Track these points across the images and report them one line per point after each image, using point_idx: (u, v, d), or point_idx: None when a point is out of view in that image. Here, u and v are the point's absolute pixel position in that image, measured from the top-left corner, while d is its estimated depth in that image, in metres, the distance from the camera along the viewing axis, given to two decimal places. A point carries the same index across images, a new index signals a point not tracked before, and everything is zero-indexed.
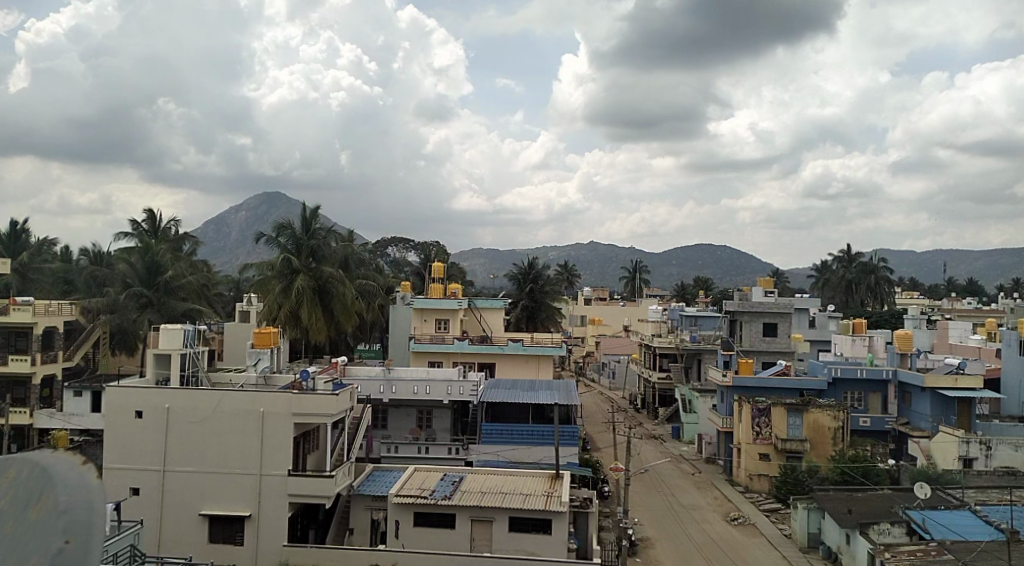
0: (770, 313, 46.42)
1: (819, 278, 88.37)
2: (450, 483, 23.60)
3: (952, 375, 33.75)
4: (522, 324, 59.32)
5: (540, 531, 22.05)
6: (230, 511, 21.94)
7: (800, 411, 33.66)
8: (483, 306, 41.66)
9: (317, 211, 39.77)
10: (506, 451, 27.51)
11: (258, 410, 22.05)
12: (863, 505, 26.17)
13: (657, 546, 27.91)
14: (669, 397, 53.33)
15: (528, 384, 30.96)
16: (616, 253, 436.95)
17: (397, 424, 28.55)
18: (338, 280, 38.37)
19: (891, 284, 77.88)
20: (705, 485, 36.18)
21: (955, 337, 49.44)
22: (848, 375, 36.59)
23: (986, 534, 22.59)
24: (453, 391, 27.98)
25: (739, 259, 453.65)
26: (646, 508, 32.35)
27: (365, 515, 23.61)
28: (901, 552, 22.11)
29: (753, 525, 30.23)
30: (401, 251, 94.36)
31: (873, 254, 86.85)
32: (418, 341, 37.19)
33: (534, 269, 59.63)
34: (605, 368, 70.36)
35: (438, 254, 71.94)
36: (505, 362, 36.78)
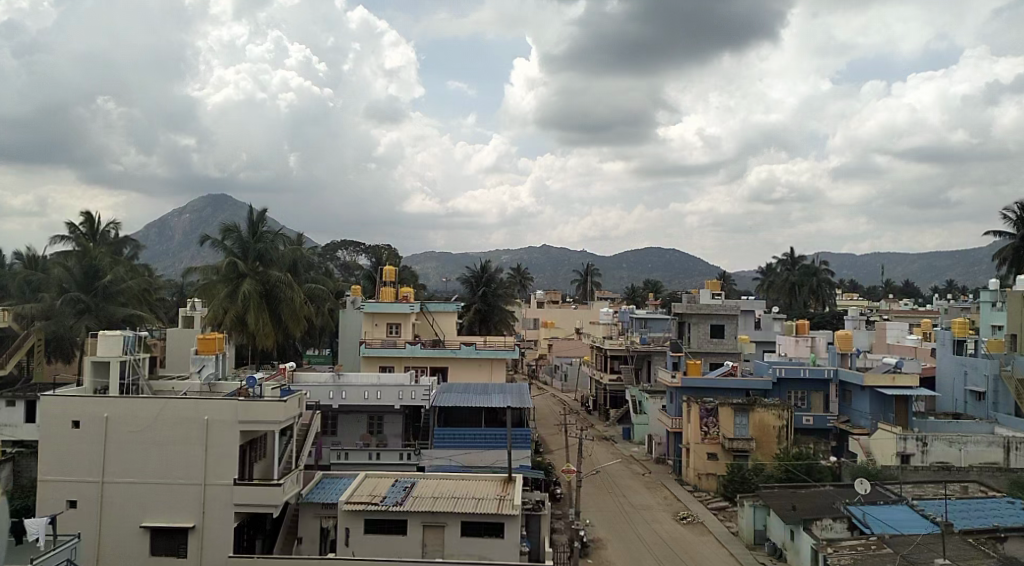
0: (717, 315, 47.29)
1: (764, 280, 90.45)
2: (402, 489, 23.40)
3: (890, 374, 34.96)
4: (475, 327, 59.18)
5: (492, 535, 22.01)
6: (173, 522, 21.36)
7: (746, 411, 34.30)
8: (436, 309, 41.51)
9: (264, 214, 39.07)
10: (458, 455, 27.39)
11: (203, 418, 21.52)
12: (807, 501, 26.82)
13: (608, 546, 28.15)
14: (620, 399, 53.87)
15: (481, 388, 30.92)
16: (567, 256, 440.02)
17: (348, 430, 28.16)
18: (287, 284, 37.74)
19: (832, 286, 80.12)
20: (655, 485, 36.60)
21: (893, 337, 51.12)
22: (792, 375, 37.51)
23: (922, 527, 23.41)
24: (405, 396, 27.58)
25: (688, 262, 461.19)
26: (598, 510, 32.56)
27: (314, 523, 23.25)
28: (843, 546, 22.75)
29: (702, 524, 30.71)
30: (351, 254, 93.56)
31: (815, 257, 88.95)
32: (369, 346, 36.81)
33: (486, 272, 59.58)
34: (558, 371, 70.68)
35: (390, 257, 71.48)
36: (457, 366, 36.67)
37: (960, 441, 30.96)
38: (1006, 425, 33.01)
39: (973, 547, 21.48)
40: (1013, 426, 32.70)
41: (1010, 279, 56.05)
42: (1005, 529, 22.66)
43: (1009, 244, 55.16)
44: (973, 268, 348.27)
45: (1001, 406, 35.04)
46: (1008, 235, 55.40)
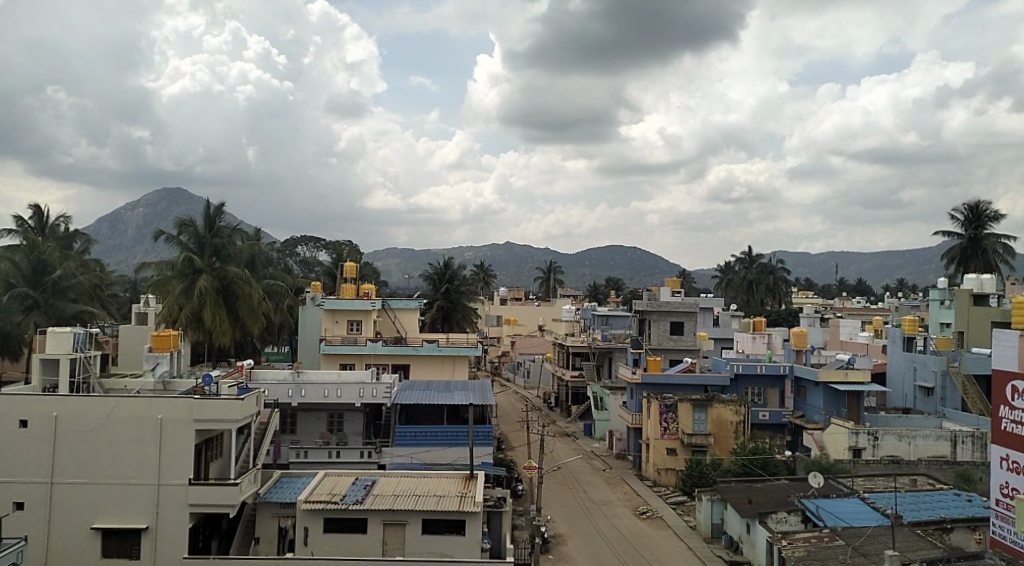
0: (677, 312, 47.89)
1: (723, 277, 91.78)
2: (362, 488, 23.24)
3: (843, 370, 35.81)
4: (438, 324, 58.99)
5: (453, 533, 21.95)
6: (126, 523, 20.89)
7: (705, 407, 34.78)
8: (398, 306, 41.28)
9: (221, 208, 38.32)
10: (419, 453, 27.26)
11: (157, 417, 21.07)
12: (762, 495, 27.29)
13: (569, 542, 28.29)
14: (582, 395, 54.20)
15: (443, 385, 30.85)
16: (529, 253, 440.96)
17: (308, 428, 27.87)
18: (244, 280, 37.13)
19: (789, 284, 81.64)
20: (616, 480, 36.96)
21: (846, 334, 52.26)
22: (749, 371, 38.15)
23: (873, 519, 23.98)
24: (365, 394, 27.45)
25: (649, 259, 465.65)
26: (559, 506, 32.74)
27: (272, 523, 22.97)
28: (797, 538, 23.24)
29: (660, 518, 31.09)
30: (311, 250, 92.75)
31: (771, 255, 90.50)
32: (329, 343, 36.52)
33: (449, 269, 59.46)
34: (520, 368, 70.81)
35: (351, 253, 70.86)
36: (419, 363, 36.50)
37: (909, 435, 31.86)
38: (954, 419, 33.95)
39: (922, 538, 22.09)
40: (960, 420, 33.65)
41: (958, 278, 57.70)
42: (951, 521, 23.35)
43: (957, 243, 56.81)
44: (924, 267, 358.14)
45: (949, 401, 36.05)
46: (956, 235, 57.03)
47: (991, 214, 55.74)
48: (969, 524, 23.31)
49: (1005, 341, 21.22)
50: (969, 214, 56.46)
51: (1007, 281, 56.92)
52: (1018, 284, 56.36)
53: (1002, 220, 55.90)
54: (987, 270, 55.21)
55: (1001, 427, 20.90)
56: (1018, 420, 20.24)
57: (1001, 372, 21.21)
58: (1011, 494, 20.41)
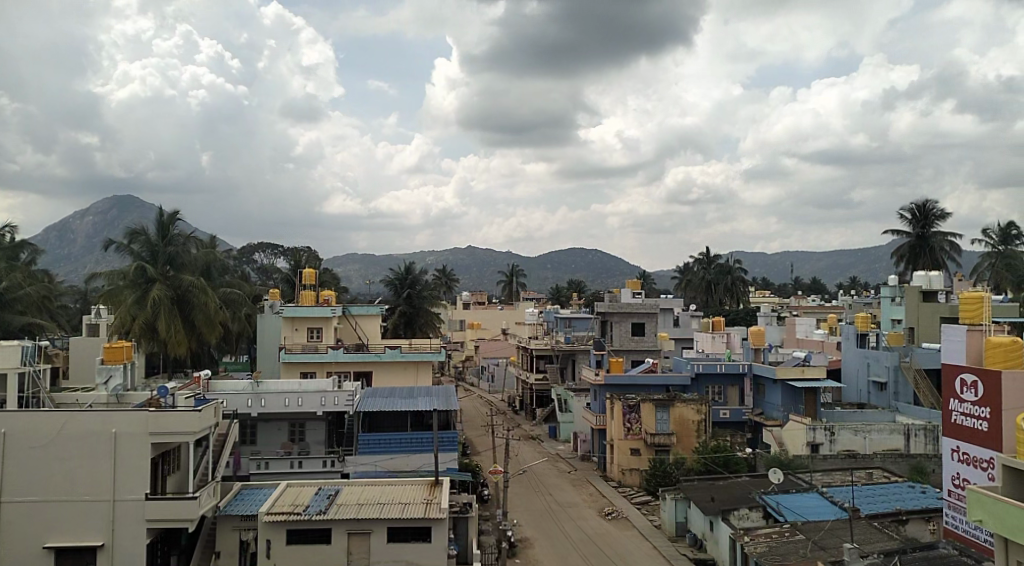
0: (638, 313, 48.37)
1: (683, 278, 92.93)
2: (325, 498, 22.93)
3: (800, 366, 36.56)
4: (400, 330, 58.59)
5: (419, 540, 21.77)
6: (81, 541, 20.29)
7: (667, 406, 35.14)
8: (359, 313, 40.94)
9: (175, 216, 37.59)
10: (383, 461, 26.97)
11: (110, 431, 20.53)
12: (725, 493, 27.62)
13: (535, 545, 28.32)
14: (546, 398, 54.33)
15: (407, 391, 30.51)
16: (490, 257, 440.86)
17: (268, 438, 27.38)
18: (200, 289, 36.39)
19: (746, 283, 82.86)
20: (581, 482, 37.16)
21: (802, 332, 53.26)
22: (710, 370, 38.70)
23: (831, 513, 24.48)
24: (328, 402, 27.14)
25: (609, 261, 469.15)
26: (525, 509, 32.77)
27: (233, 536, 22.55)
28: (759, 534, 23.62)
29: (625, 519, 31.33)
30: (269, 257, 91.88)
31: (728, 255, 91.94)
32: (289, 352, 36.05)
33: (411, 274, 59.20)
34: (484, 372, 70.72)
35: (310, 259, 70.13)
36: (381, 370, 36.24)
37: (865, 430, 32.47)
38: (908, 413, 34.74)
39: (879, 531, 22.60)
40: (913, 414, 34.46)
41: (907, 275, 59.35)
42: (907, 512, 23.95)
43: (906, 242, 58.45)
44: (875, 265, 367.38)
45: (902, 394, 36.92)
46: (905, 233, 58.68)
47: (937, 213, 57.46)
48: (924, 515, 23.96)
49: (953, 336, 21.85)
50: (916, 213, 58.13)
51: (954, 277, 58.71)
52: (964, 280, 58.21)
53: (948, 218, 57.69)
54: (935, 267, 56.90)
55: (952, 420, 21.47)
56: (967, 412, 20.83)
57: (950, 365, 21.83)
58: (962, 484, 21.00)
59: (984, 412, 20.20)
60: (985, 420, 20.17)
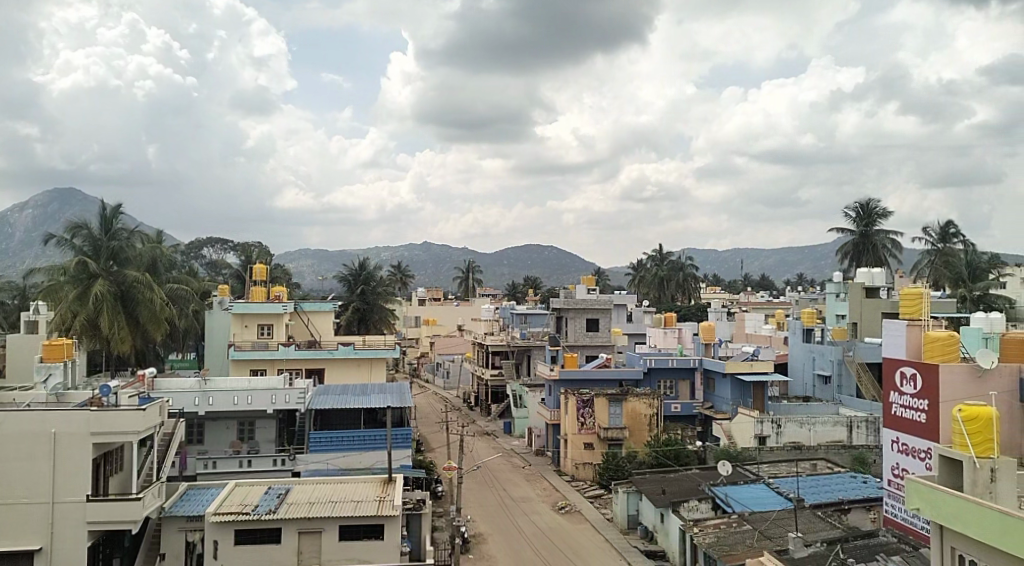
0: (593, 309, 48.72)
1: (636, 274, 93.93)
2: (274, 496, 22.61)
3: (748, 361, 37.37)
4: (353, 326, 57.96)
5: (371, 538, 21.58)
6: (17, 545, 19.62)
7: (620, 401, 35.47)
8: (311, 309, 40.41)
9: (119, 210, 36.65)
10: (335, 459, 26.65)
11: (49, 431, 19.87)
12: (675, 485, 28.06)
13: (489, 541, 28.34)
14: (501, 394, 54.49)
15: (361, 388, 30.21)
16: (446, 253, 439.15)
17: (215, 438, 26.82)
18: (144, 284, 35.42)
19: (698, 280, 84.17)
20: (535, 476, 37.36)
21: (751, 327, 54.38)
22: (661, 365, 39.30)
23: (777, 503, 25.07)
24: (278, 400, 26.64)
25: (564, 258, 471.45)
26: (479, 505, 32.76)
27: (178, 537, 22.08)
28: (708, 525, 24.04)
29: (579, 512, 31.58)
30: (219, 251, 90.12)
31: (681, 252, 93.22)
32: (238, 349, 35.40)
33: (365, 270, 58.65)
34: (439, 369, 70.52)
35: (262, 255, 68.96)
36: (334, 367, 35.83)
37: (809, 422, 33.37)
38: (850, 405, 35.74)
39: (822, 520, 23.22)
40: (855, 406, 35.47)
41: (851, 272, 61.02)
42: (849, 502, 24.66)
43: (850, 240, 60.07)
44: (822, 262, 376.55)
45: (844, 388, 38.01)
46: (849, 231, 60.30)
47: (879, 212, 59.20)
48: (865, 505, 24.70)
49: (895, 331, 22.56)
50: (860, 212, 59.86)
51: (895, 275, 60.51)
52: (904, 277, 60.02)
53: (890, 217, 59.42)
54: (877, 264, 58.63)
55: (892, 412, 22.14)
56: (906, 404, 21.53)
57: (890, 359, 22.55)
58: (901, 474, 21.68)
59: (922, 404, 20.89)
60: (924, 411, 20.86)
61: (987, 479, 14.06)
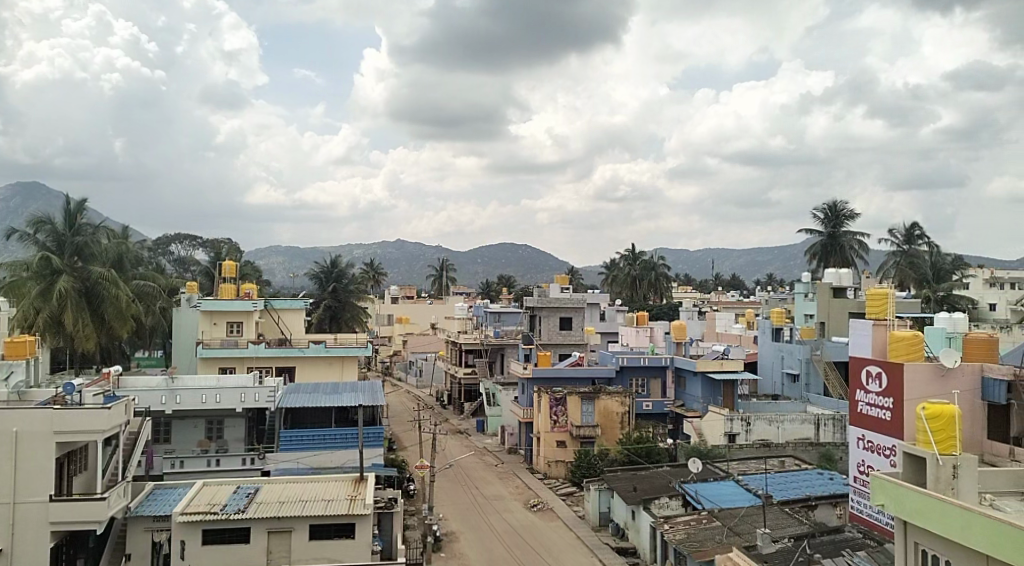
0: (566, 308, 48.85)
1: (609, 273, 94.39)
2: (243, 496, 22.36)
3: (718, 360, 37.74)
4: (325, 324, 57.45)
5: (341, 537, 21.44)
6: None
7: (592, 399, 35.67)
8: (281, 307, 39.99)
9: (84, 205, 36.03)
10: (306, 458, 26.44)
11: (11, 430, 19.43)
12: (646, 482, 28.25)
13: (461, 539, 28.30)
14: (474, 393, 54.44)
15: (332, 386, 29.96)
16: (419, 251, 437.41)
17: (183, 437, 26.47)
18: (110, 281, 34.78)
19: (669, 279, 84.80)
20: (507, 475, 37.37)
21: (721, 326, 54.90)
22: (634, 363, 39.53)
23: (746, 500, 25.35)
24: (248, 398, 26.40)
25: (538, 257, 472.10)
26: (451, 503, 32.70)
27: (145, 537, 21.75)
28: (678, 522, 24.25)
29: (551, 510, 31.67)
30: (186, 248, 88.76)
31: (653, 252, 93.83)
32: (207, 347, 34.93)
33: (336, 268, 58.22)
34: (412, 367, 70.21)
35: (231, 252, 68.05)
36: (305, 365, 35.52)
37: (778, 420, 33.75)
38: (818, 403, 36.22)
39: (789, 516, 23.52)
40: (823, 404, 35.99)
41: (819, 273, 61.87)
42: (816, 498, 24.99)
43: (818, 241, 60.93)
44: (792, 262, 381.51)
45: (813, 386, 38.53)
46: (817, 232, 61.16)
47: (846, 213, 60.14)
48: (832, 501, 25.02)
49: (861, 331, 22.98)
50: (828, 213, 60.72)
51: (861, 275, 61.49)
52: (871, 277, 61.01)
53: (857, 219, 60.38)
54: (845, 265, 59.55)
55: (858, 409, 22.49)
56: (872, 402, 21.89)
57: (857, 358, 22.91)
58: (866, 471, 22.05)
59: (887, 402, 21.26)
60: (889, 409, 21.22)
61: (950, 475, 14.35)
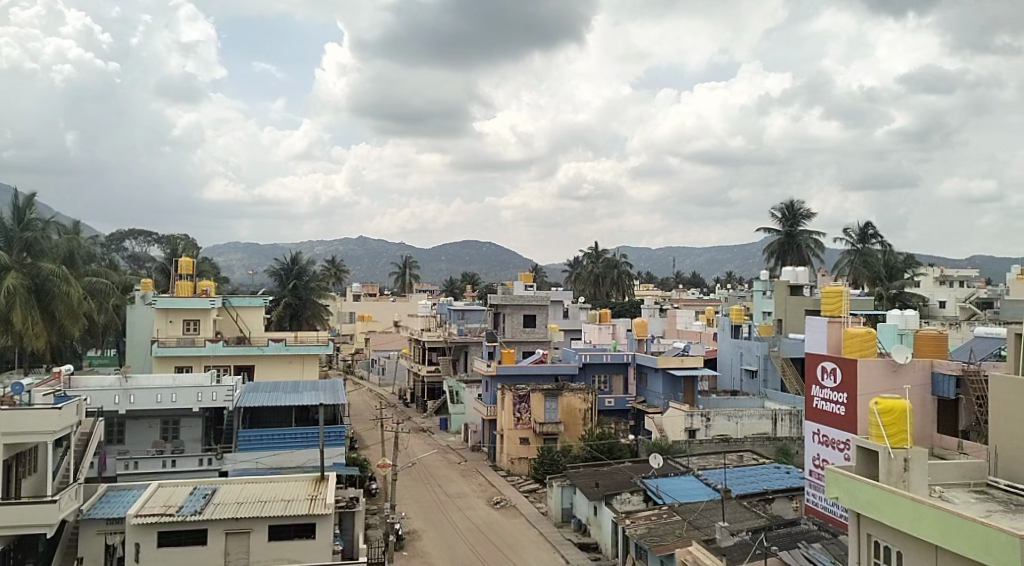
0: (529, 306, 48.95)
1: (572, 271, 94.90)
2: (200, 497, 21.94)
3: (679, 356, 38.18)
4: (285, 322, 56.68)
5: (301, 538, 21.18)
6: None
7: (556, 396, 35.86)
8: (240, 304, 39.35)
9: (33, 199, 35.35)
10: (265, 457, 26.05)
11: None
12: (608, 478, 28.45)
13: (423, 538, 28.20)
14: (437, 391, 54.33)
15: (292, 385, 29.54)
16: (381, 249, 434.09)
17: (137, 438, 25.91)
18: (61, 277, 33.85)
19: (631, 277, 85.54)
20: (470, 473, 37.33)
21: (682, 323, 55.55)
22: (597, 360, 39.77)
23: (705, 494, 25.70)
24: (205, 398, 25.89)
25: (501, 254, 472.08)
26: (414, 502, 32.56)
27: (97, 540, 21.22)
28: (639, 517, 24.47)
29: (514, 507, 31.71)
30: (141, 244, 86.94)
31: (616, 249, 94.51)
32: (163, 345, 34.19)
33: (297, 265, 57.60)
34: (374, 365, 69.69)
35: (188, 248, 66.80)
36: (264, 364, 35.06)
37: (737, 415, 34.24)
38: (775, 399, 36.90)
39: (747, 509, 23.90)
40: (780, 399, 36.66)
41: (777, 271, 63.00)
42: (773, 492, 25.42)
43: (776, 239, 62.01)
44: (751, 261, 387.60)
45: (770, 382, 39.23)
46: (775, 231, 62.27)
47: (803, 213, 61.33)
48: (788, 494, 25.48)
49: (817, 327, 23.41)
50: (786, 212, 61.84)
51: (817, 273, 62.79)
52: (827, 276, 62.32)
53: (813, 218, 61.62)
54: (801, 263, 60.78)
55: (813, 404, 22.97)
56: (827, 397, 22.35)
57: (813, 355, 23.34)
58: (821, 465, 22.51)
59: (842, 397, 21.73)
60: (843, 404, 21.70)
61: (901, 468, 14.73)
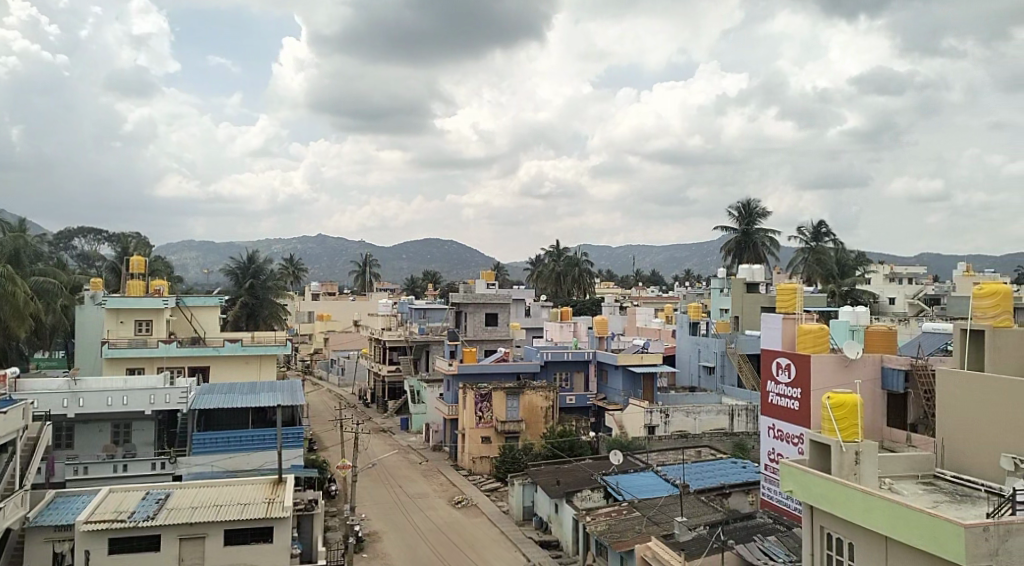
0: (491, 304, 48.89)
1: (534, 269, 95.11)
2: (153, 502, 21.47)
3: (638, 354, 38.59)
4: (242, 322, 55.74)
5: (258, 542, 20.85)
6: None
7: (517, 394, 35.94)
8: (194, 304, 38.59)
9: None
10: (220, 460, 25.48)
11: None
12: (569, 475, 28.59)
13: (383, 539, 28.01)
14: (398, 390, 53.94)
15: (250, 386, 29.06)
16: (341, 248, 429.28)
17: (88, 442, 25.25)
18: (6, 277, 32.69)
19: (592, 275, 86.03)
20: (431, 472, 37.17)
21: (642, 320, 56.03)
22: (557, 358, 39.94)
23: (664, 490, 25.98)
24: (158, 400, 25.34)
25: (462, 252, 470.77)
26: (374, 503, 32.31)
27: (44, 548, 20.55)
28: (600, 513, 24.62)
29: (475, 506, 31.66)
30: (90, 242, 84.49)
31: (576, 248, 94.97)
32: (114, 346, 33.31)
33: (254, 264, 56.73)
34: (334, 365, 68.88)
35: (140, 246, 65.20)
36: (220, 365, 34.42)
37: (695, 411, 34.65)
38: (731, 394, 37.53)
39: (704, 504, 24.22)
40: (737, 395, 37.25)
41: (734, 268, 63.98)
42: (730, 486, 25.81)
43: (732, 237, 62.98)
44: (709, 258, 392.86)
45: (727, 378, 39.90)
46: (732, 230, 63.23)
47: (759, 212, 62.39)
48: (744, 488, 25.90)
49: (772, 324, 23.79)
50: (742, 211, 62.84)
51: (773, 271, 63.96)
52: (782, 273, 63.51)
53: (768, 217, 62.72)
54: (757, 261, 61.84)
55: (768, 400, 23.38)
56: (781, 393, 22.79)
57: (768, 351, 23.76)
58: (776, 459, 22.93)
59: (795, 393, 22.16)
60: (797, 399, 22.14)
61: (852, 461, 15.06)
